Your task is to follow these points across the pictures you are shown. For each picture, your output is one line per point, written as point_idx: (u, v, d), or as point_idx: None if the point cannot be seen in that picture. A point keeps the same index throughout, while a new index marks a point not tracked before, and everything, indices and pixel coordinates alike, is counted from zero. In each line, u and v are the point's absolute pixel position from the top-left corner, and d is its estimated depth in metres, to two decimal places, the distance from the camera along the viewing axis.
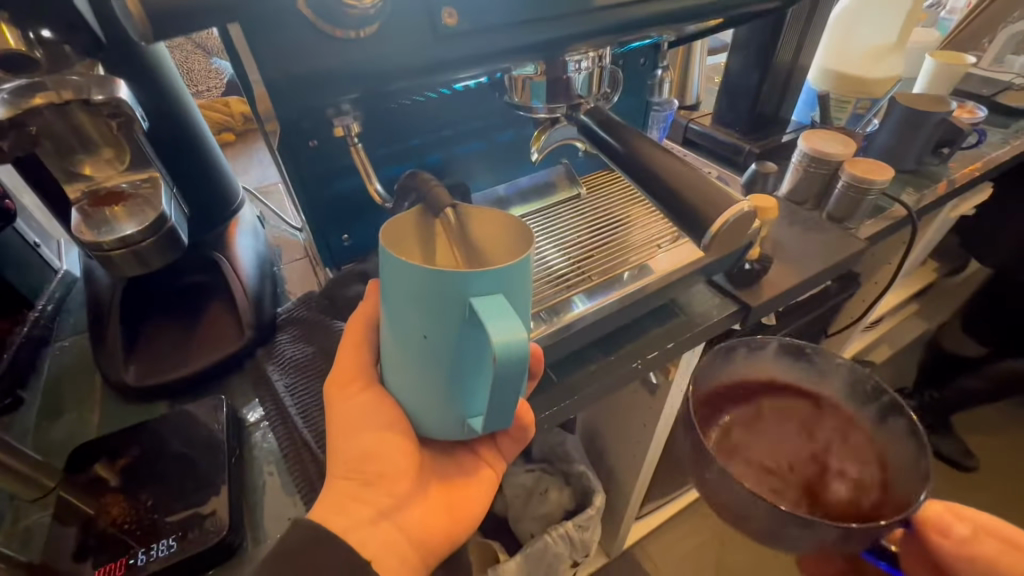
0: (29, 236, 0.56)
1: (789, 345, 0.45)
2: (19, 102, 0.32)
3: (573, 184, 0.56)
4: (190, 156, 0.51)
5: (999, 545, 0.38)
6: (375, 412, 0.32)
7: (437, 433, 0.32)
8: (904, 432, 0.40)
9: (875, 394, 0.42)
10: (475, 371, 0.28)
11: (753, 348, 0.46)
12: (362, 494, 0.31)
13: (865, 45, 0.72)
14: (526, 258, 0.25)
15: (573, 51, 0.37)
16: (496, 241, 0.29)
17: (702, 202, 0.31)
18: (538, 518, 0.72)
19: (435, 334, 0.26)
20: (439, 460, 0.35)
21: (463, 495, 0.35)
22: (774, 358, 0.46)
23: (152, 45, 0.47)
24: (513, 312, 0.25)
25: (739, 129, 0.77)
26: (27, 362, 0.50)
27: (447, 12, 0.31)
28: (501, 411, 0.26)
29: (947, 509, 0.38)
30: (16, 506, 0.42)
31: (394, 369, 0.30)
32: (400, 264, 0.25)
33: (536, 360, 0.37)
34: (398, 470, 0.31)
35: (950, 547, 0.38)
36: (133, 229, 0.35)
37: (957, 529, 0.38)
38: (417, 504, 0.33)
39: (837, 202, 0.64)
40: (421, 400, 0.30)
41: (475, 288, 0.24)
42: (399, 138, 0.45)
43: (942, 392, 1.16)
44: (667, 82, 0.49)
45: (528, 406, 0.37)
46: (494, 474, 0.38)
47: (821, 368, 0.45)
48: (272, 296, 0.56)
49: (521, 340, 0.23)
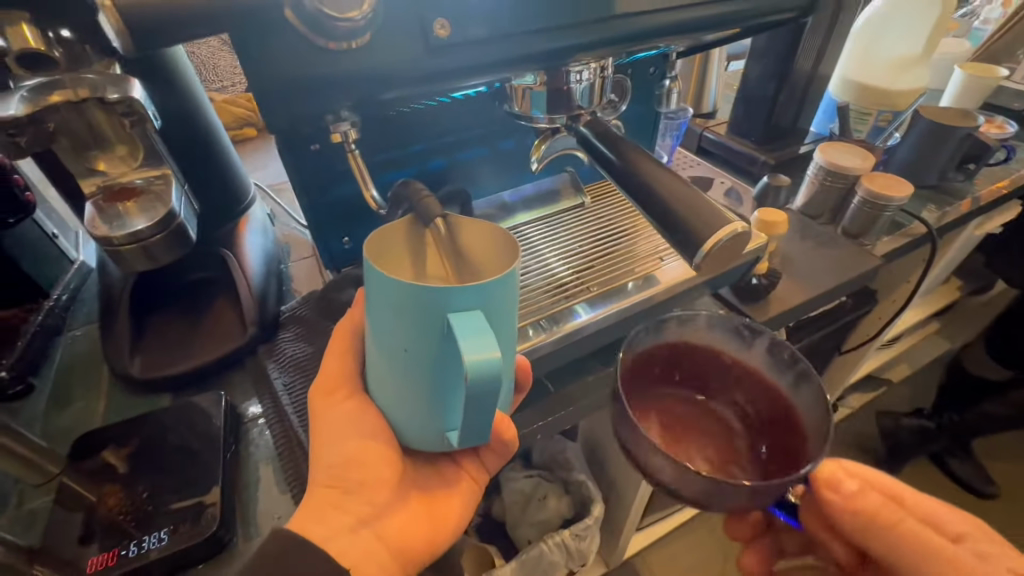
0: (48, 227, 0.58)
1: (718, 317, 0.40)
2: (37, 99, 0.33)
3: (577, 192, 0.55)
4: (200, 154, 0.52)
5: (885, 502, 0.35)
6: (360, 420, 0.32)
7: (418, 445, 0.32)
8: (813, 401, 0.35)
9: (792, 360, 0.37)
10: (453, 385, 0.28)
11: (680, 319, 0.40)
12: (343, 502, 0.32)
13: (889, 55, 0.70)
14: (508, 275, 0.25)
15: (574, 62, 0.37)
16: (483, 253, 0.29)
17: (697, 219, 0.31)
18: (535, 525, 0.72)
19: (415, 348, 0.26)
20: (422, 470, 0.35)
21: (445, 506, 0.35)
22: (703, 329, 0.40)
23: (168, 47, 0.48)
24: (491, 331, 0.24)
25: (755, 138, 0.75)
26: (39, 350, 0.52)
27: (440, 23, 0.31)
28: (477, 428, 0.26)
29: (840, 466, 0.35)
30: (21, 491, 0.43)
31: (377, 378, 0.30)
32: (381, 278, 0.25)
33: (524, 371, 0.38)
34: (379, 480, 0.32)
35: (843, 507, 0.34)
36: (144, 225, 0.36)
37: (850, 487, 0.34)
38: (396, 514, 0.33)
39: (853, 217, 0.62)
40: (402, 410, 0.30)
41: (455, 303, 0.24)
42: (402, 143, 0.45)
43: (963, 415, 1.10)
44: (675, 93, 0.49)
45: (509, 421, 0.35)
46: (475, 484, 0.38)
47: (746, 337, 0.39)
48: (277, 294, 0.56)
49: (497, 361, 0.23)
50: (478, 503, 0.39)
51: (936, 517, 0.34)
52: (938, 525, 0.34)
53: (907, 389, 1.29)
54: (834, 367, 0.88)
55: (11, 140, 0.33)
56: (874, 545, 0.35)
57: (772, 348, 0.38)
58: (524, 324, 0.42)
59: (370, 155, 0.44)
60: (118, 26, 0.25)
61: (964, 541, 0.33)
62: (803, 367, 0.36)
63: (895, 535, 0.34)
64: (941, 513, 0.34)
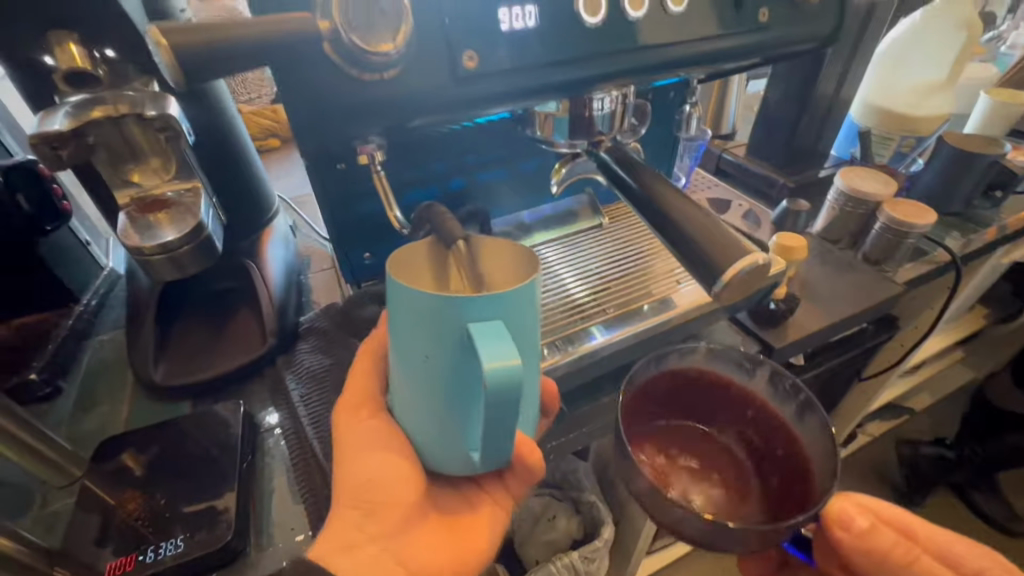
0: (81, 234, 0.61)
1: (719, 350, 0.40)
2: (80, 115, 0.35)
3: (595, 214, 0.56)
4: (230, 171, 0.54)
5: (899, 540, 0.35)
6: (382, 438, 0.33)
7: (444, 467, 0.32)
8: (818, 432, 0.36)
9: (794, 391, 0.38)
10: (472, 397, 0.28)
11: (681, 352, 0.40)
12: (366, 525, 0.32)
13: (912, 81, 0.70)
14: (526, 285, 0.26)
15: (597, 90, 0.37)
16: (507, 276, 0.30)
17: (717, 250, 0.31)
18: (543, 545, 0.70)
19: (436, 357, 0.27)
20: (446, 494, 0.35)
21: (467, 530, 0.35)
22: (704, 360, 0.41)
23: (212, 82, 0.51)
24: (511, 336, 0.25)
25: (774, 162, 0.75)
26: (68, 355, 0.54)
27: (468, 55, 0.32)
28: (499, 439, 0.26)
29: (852, 501, 0.34)
30: (45, 492, 0.44)
31: (402, 400, 0.31)
32: (404, 289, 0.26)
33: (551, 397, 0.38)
34: (403, 502, 0.32)
35: (853, 543, 0.34)
36: (172, 236, 0.36)
37: (860, 523, 0.34)
38: (418, 535, 0.33)
39: (874, 242, 0.61)
40: (426, 431, 0.31)
41: (473, 313, 0.25)
42: (425, 164, 0.46)
43: (987, 448, 1.06)
44: (695, 118, 0.49)
45: (531, 445, 0.34)
46: (503, 511, 0.37)
47: (747, 367, 0.40)
48: (297, 306, 0.57)
49: (517, 366, 0.24)
50: (506, 528, 0.38)
51: (953, 555, 0.34)
52: (955, 563, 0.34)
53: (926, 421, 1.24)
54: (854, 394, 0.86)
55: (54, 153, 0.35)
56: None
57: (774, 379, 0.39)
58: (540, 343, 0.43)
59: (394, 175, 0.45)
60: (170, 60, 0.26)
61: None
62: (806, 398, 0.37)
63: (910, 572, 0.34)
64: (960, 551, 0.34)
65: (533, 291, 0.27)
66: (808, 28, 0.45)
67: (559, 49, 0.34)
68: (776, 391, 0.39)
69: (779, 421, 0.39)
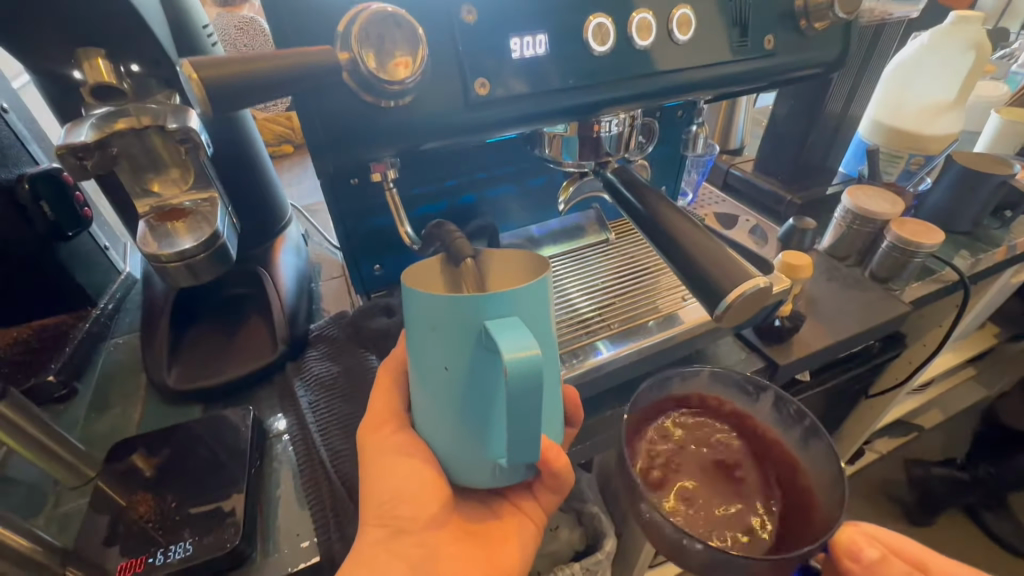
0: (101, 240, 0.62)
1: (722, 373, 0.43)
2: (104, 126, 0.36)
3: (602, 229, 0.57)
4: (246, 183, 0.55)
5: (911, 571, 0.35)
6: (403, 452, 0.33)
7: (470, 481, 0.32)
8: (824, 454, 0.38)
9: (798, 416, 0.40)
10: (492, 401, 0.28)
11: (683, 375, 0.43)
12: (394, 543, 0.33)
13: (921, 101, 0.70)
14: (536, 282, 0.27)
15: (607, 113, 0.39)
16: (524, 277, 0.30)
17: (719, 272, 0.31)
18: (546, 556, 0.70)
19: (455, 364, 0.27)
20: (470, 510, 0.36)
21: (500, 547, 0.36)
22: (707, 383, 0.43)
23: (238, 111, 0.53)
24: (527, 330, 0.25)
25: (781, 177, 0.75)
26: (84, 357, 0.55)
27: (480, 82, 0.33)
28: (524, 436, 0.27)
29: (860, 532, 0.35)
30: (58, 492, 0.45)
31: (425, 418, 0.32)
32: (418, 296, 0.26)
33: (573, 406, 0.40)
34: (429, 518, 0.33)
35: (863, 574, 0.34)
36: (190, 244, 0.37)
37: (869, 553, 0.34)
38: (445, 552, 0.34)
39: (881, 260, 0.61)
40: (450, 447, 0.31)
41: (492, 310, 0.26)
42: (435, 179, 0.47)
43: (1001, 468, 1.02)
44: (702, 138, 0.50)
45: (560, 450, 0.33)
46: (533, 525, 0.38)
47: (752, 392, 0.42)
48: (307, 313, 0.58)
49: (537, 357, 0.24)
50: (537, 545, 0.38)
51: None
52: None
53: (940, 436, 1.24)
54: (860, 410, 0.85)
55: (80, 163, 0.36)
56: None
57: (778, 403, 0.41)
58: None
59: (406, 190, 0.47)
60: (201, 94, 0.26)
61: None
62: (810, 422, 0.39)
63: None
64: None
65: (544, 288, 0.27)
66: (816, 53, 0.45)
67: (569, 75, 0.35)
68: (781, 416, 0.42)
69: (786, 451, 0.40)
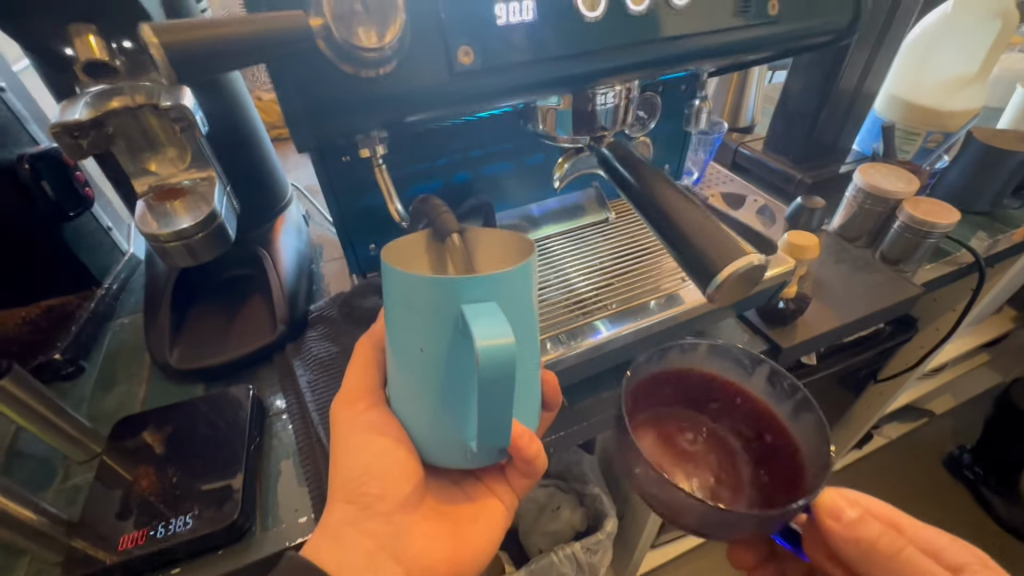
0: (103, 220, 0.63)
1: (720, 347, 0.40)
2: (99, 104, 0.35)
3: (602, 208, 0.56)
4: (243, 160, 0.54)
5: (886, 531, 0.35)
6: (379, 431, 0.33)
7: (444, 461, 0.32)
8: (814, 430, 0.35)
9: (791, 390, 0.37)
10: (466, 385, 0.28)
11: (683, 346, 0.40)
12: (361, 520, 0.33)
13: (945, 72, 0.67)
14: (517, 268, 0.26)
15: (602, 84, 0.37)
16: (509, 259, 0.30)
17: (711, 249, 0.30)
18: (547, 535, 0.72)
19: (430, 345, 0.27)
20: (443, 491, 0.37)
21: (468, 525, 0.37)
22: (705, 357, 0.40)
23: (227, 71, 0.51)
24: (504, 317, 0.25)
25: (792, 156, 0.73)
26: (89, 336, 0.56)
27: (464, 51, 0.32)
28: (496, 422, 0.26)
29: (841, 492, 0.35)
30: (66, 466, 0.46)
31: (400, 397, 0.32)
32: (396, 275, 0.26)
33: (553, 388, 0.39)
34: (401, 497, 0.33)
35: (842, 532, 0.34)
36: (188, 224, 0.36)
37: (850, 513, 0.34)
38: (415, 530, 0.34)
39: (892, 241, 0.59)
40: (423, 426, 0.31)
41: (469, 294, 0.25)
42: (428, 156, 0.47)
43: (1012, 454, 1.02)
44: (705, 112, 0.48)
45: (535, 437, 0.32)
46: (504, 506, 0.39)
47: (747, 364, 0.39)
48: (307, 294, 0.58)
49: (512, 345, 0.24)
50: (507, 526, 0.39)
51: (937, 547, 0.34)
52: (937, 555, 0.33)
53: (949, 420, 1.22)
54: (867, 395, 0.83)
55: (76, 143, 0.35)
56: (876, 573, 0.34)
57: (772, 377, 0.38)
58: (543, 337, 0.43)
59: (399, 168, 0.46)
60: (162, 61, 0.26)
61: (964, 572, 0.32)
62: (802, 395, 0.36)
63: (897, 563, 0.33)
64: (942, 544, 0.34)
65: (526, 275, 0.26)
66: (826, 21, 0.43)
67: (558, 42, 0.34)
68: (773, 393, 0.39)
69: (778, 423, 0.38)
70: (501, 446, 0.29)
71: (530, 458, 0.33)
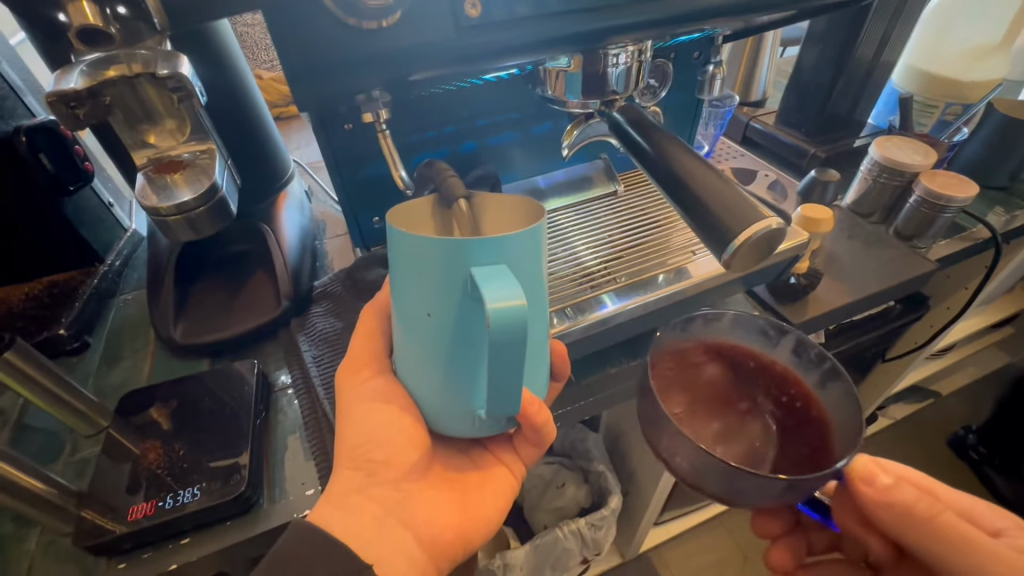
0: (104, 196, 0.62)
1: (744, 317, 0.39)
2: (95, 73, 0.32)
3: (611, 180, 0.54)
4: (242, 129, 0.53)
5: (922, 495, 0.34)
6: (384, 399, 0.33)
7: (452, 431, 0.32)
8: (839, 399, 0.35)
9: (818, 359, 0.37)
10: (474, 350, 0.28)
11: (707, 318, 0.40)
12: (367, 487, 0.33)
13: (967, 39, 0.64)
14: (528, 229, 0.25)
15: (612, 44, 0.36)
16: (519, 223, 0.29)
17: (727, 212, 0.29)
18: (551, 511, 0.72)
19: (438, 310, 0.26)
20: (450, 459, 0.37)
21: (475, 493, 0.37)
22: (728, 328, 0.40)
23: (225, 37, 0.50)
24: (514, 279, 0.24)
25: (805, 130, 0.71)
26: (93, 312, 0.56)
27: (470, 3, 0.31)
28: (505, 388, 0.26)
29: (872, 459, 0.35)
30: (75, 440, 0.47)
31: (407, 365, 0.31)
32: (402, 238, 0.25)
33: (561, 359, 0.38)
34: (408, 464, 0.33)
35: (874, 497, 0.34)
36: (188, 196, 0.36)
37: (883, 479, 0.34)
38: (422, 498, 0.34)
39: (907, 217, 0.58)
40: (431, 395, 0.31)
41: (479, 257, 0.24)
42: (432, 125, 0.46)
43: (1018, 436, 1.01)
44: (719, 78, 0.47)
45: (543, 405, 0.32)
46: (511, 475, 0.39)
47: (771, 336, 0.39)
48: (311, 271, 0.57)
49: (523, 307, 0.23)
50: (514, 495, 0.39)
51: (972, 511, 0.34)
52: (974, 519, 0.33)
53: (958, 402, 1.21)
54: (875, 374, 0.82)
55: (71, 113, 0.33)
56: (916, 541, 0.34)
57: (798, 348, 0.38)
58: (550, 311, 0.42)
59: (402, 137, 0.45)
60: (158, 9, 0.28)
61: (1004, 536, 0.32)
62: (831, 365, 0.36)
63: (931, 527, 0.33)
64: (978, 509, 0.34)
65: (538, 238, 0.26)
66: None
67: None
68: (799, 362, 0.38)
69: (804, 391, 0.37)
70: (509, 414, 0.28)
71: (537, 426, 0.33)
